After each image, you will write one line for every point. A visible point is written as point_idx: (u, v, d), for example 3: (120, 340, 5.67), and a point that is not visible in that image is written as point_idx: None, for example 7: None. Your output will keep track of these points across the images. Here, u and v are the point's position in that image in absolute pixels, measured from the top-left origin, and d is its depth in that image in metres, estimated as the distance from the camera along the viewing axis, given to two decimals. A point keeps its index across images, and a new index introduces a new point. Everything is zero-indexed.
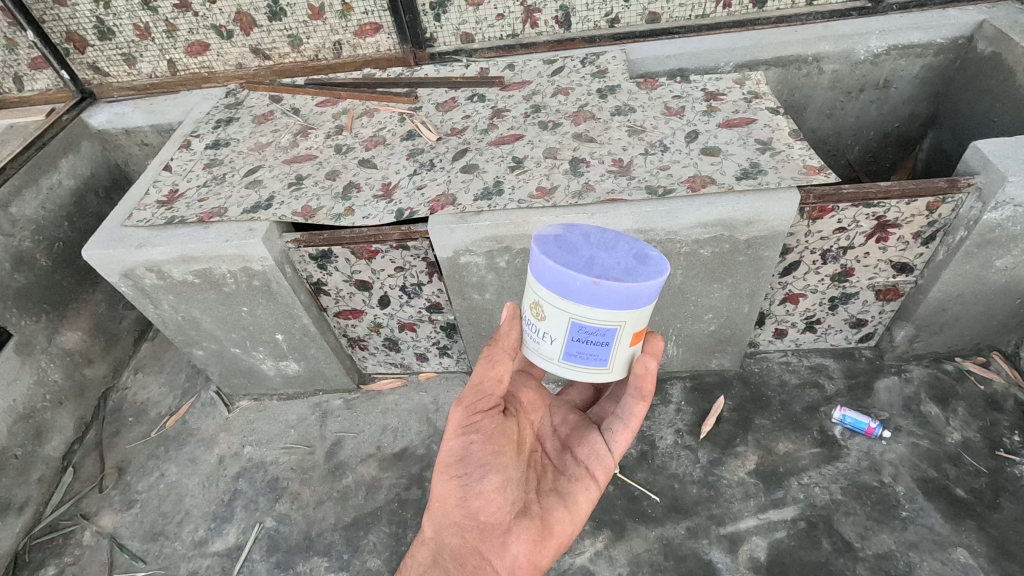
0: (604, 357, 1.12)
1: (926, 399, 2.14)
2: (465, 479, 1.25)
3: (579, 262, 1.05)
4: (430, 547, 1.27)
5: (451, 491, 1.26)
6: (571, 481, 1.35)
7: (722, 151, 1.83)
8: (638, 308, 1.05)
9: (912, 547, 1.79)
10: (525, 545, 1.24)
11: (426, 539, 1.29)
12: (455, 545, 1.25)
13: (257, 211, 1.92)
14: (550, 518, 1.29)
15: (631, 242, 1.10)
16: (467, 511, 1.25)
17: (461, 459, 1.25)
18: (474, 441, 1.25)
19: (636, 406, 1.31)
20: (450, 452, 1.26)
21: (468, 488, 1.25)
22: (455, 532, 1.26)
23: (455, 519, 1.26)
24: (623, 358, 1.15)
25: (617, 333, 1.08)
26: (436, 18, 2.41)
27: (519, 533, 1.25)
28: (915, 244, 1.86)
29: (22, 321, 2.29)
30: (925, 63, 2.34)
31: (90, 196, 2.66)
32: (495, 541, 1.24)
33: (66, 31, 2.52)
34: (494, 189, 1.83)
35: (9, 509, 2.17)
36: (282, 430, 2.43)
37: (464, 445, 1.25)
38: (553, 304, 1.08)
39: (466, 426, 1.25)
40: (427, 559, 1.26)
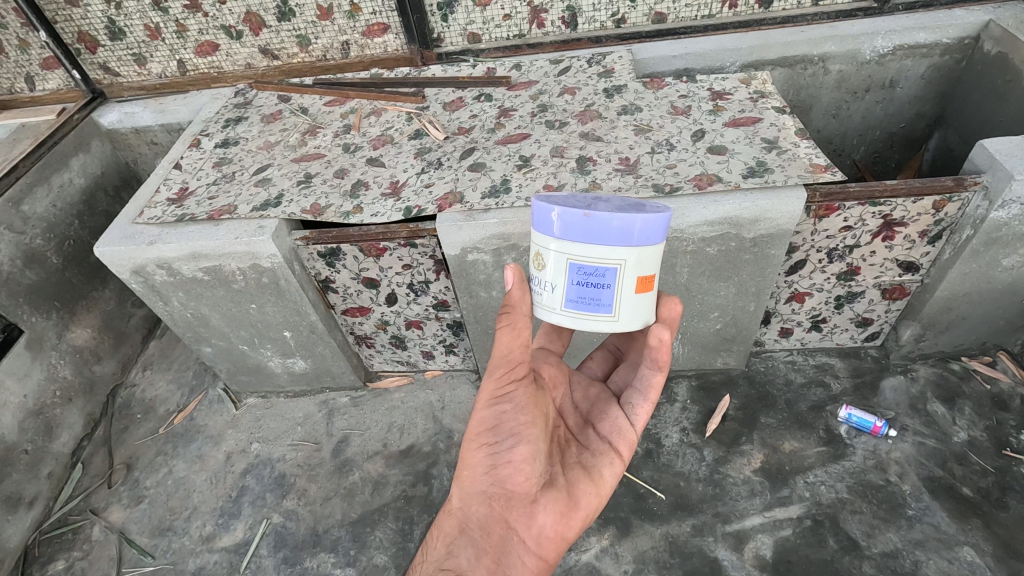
0: (607, 302, 1.14)
1: (932, 399, 2.14)
2: (495, 448, 1.24)
3: (576, 206, 1.13)
4: (457, 517, 1.25)
5: (480, 459, 1.25)
6: (596, 455, 1.34)
7: (729, 150, 1.83)
8: (637, 247, 1.11)
9: (918, 545, 1.79)
10: (552, 516, 1.24)
11: (451, 509, 1.27)
12: (482, 516, 1.23)
13: (267, 209, 1.94)
14: (577, 491, 1.27)
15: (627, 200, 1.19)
16: (496, 480, 1.24)
17: (493, 428, 1.24)
18: (505, 410, 1.24)
19: (657, 376, 1.32)
20: (481, 420, 1.25)
21: (498, 456, 1.24)
22: (481, 502, 1.24)
23: (482, 489, 1.25)
24: (629, 309, 1.16)
25: (618, 274, 1.12)
26: (444, 19, 2.43)
27: (547, 505, 1.24)
28: (921, 244, 1.86)
29: (33, 318, 2.32)
30: (931, 63, 2.34)
31: (100, 195, 2.69)
32: (523, 511, 1.23)
33: (77, 31, 2.55)
34: (501, 188, 1.84)
35: (19, 504, 2.19)
36: (289, 427, 2.44)
37: (495, 414, 1.24)
38: (551, 246, 1.14)
39: (498, 395, 1.24)
40: (453, 530, 1.24)
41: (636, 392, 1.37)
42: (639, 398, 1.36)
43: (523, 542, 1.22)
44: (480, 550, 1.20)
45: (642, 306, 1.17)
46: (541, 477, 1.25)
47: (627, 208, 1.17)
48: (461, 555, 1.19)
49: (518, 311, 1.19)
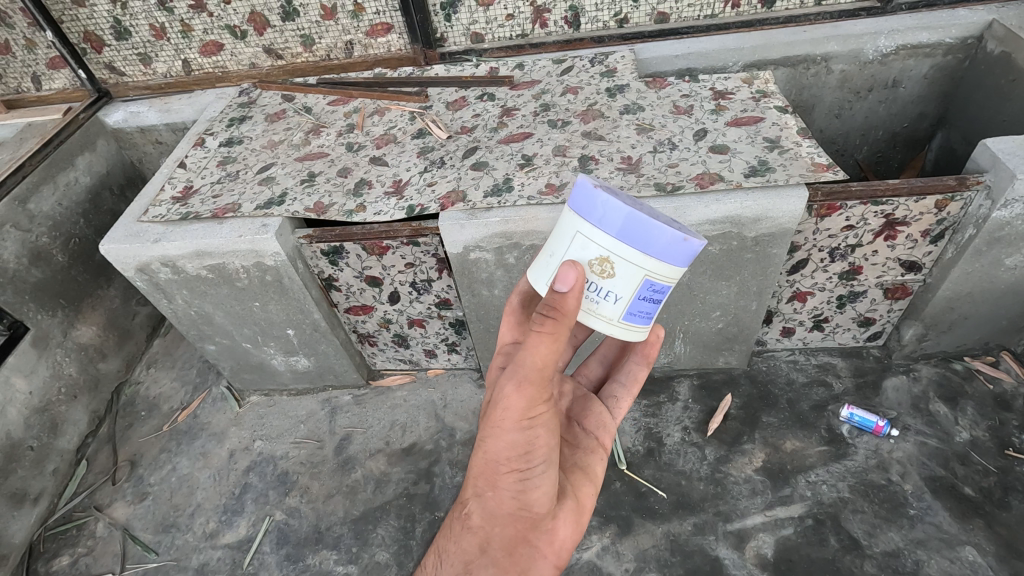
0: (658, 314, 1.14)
1: (934, 398, 2.14)
2: (528, 474, 1.12)
3: (653, 215, 1.03)
4: (477, 536, 1.15)
5: (509, 486, 1.12)
6: (586, 453, 1.34)
7: (731, 149, 1.84)
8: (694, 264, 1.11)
9: (920, 545, 1.79)
10: (569, 527, 1.22)
11: (470, 526, 1.15)
12: (506, 537, 1.15)
13: (271, 207, 1.95)
14: (583, 494, 1.27)
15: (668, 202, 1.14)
16: (524, 505, 1.14)
17: (527, 453, 1.11)
18: (537, 434, 1.11)
19: (640, 373, 1.44)
20: (511, 445, 1.09)
21: (528, 482, 1.13)
22: (506, 525, 1.14)
23: (509, 512, 1.14)
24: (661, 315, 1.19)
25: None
26: (447, 18, 2.44)
27: (565, 517, 1.21)
28: (923, 243, 1.86)
29: (39, 315, 2.34)
30: (934, 63, 2.34)
31: (105, 194, 2.71)
32: (546, 529, 1.18)
33: (83, 31, 2.57)
34: (504, 186, 1.85)
35: (24, 500, 2.21)
36: (292, 425, 2.46)
37: (528, 438, 1.10)
38: (629, 258, 1.03)
39: (530, 418, 1.09)
40: (471, 548, 1.14)
41: (619, 387, 1.44)
42: (621, 392, 1.44)
43: (545, 559, 1.18)
44: (502, 571, 1.13)
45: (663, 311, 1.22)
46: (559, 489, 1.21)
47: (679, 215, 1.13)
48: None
49: (565, 324, 1.04)
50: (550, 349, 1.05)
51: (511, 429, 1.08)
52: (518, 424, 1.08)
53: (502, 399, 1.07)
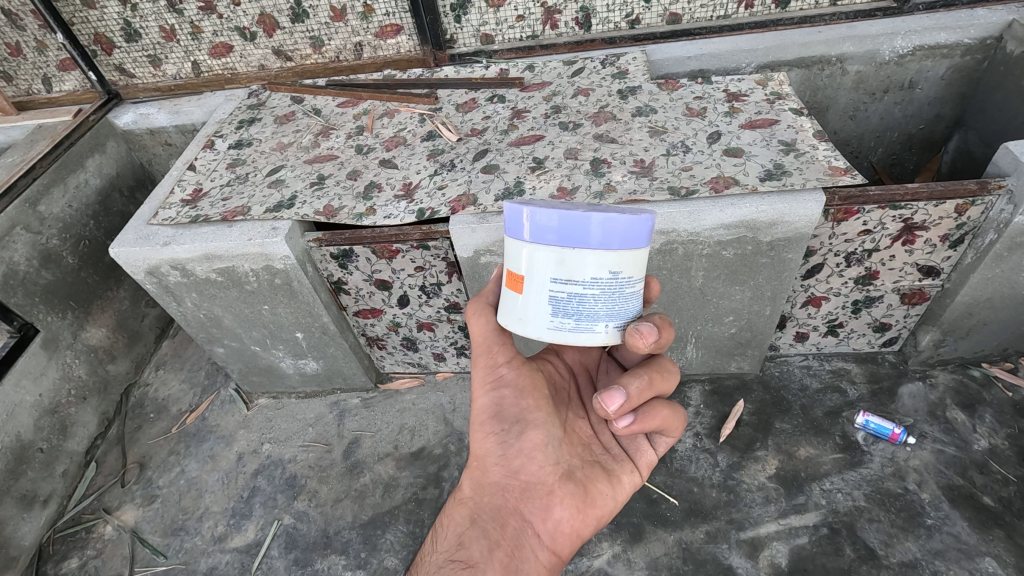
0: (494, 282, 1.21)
1: (951, 405, 2.10)
2: (504, 437, 1.26)
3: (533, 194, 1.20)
4: (468, 507, 1.25)
5: (492, 450, 1.27)
6: (613, 458, 1.31)
7: (745, 152, 1.81)
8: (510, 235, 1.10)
9: (938, 556, 1.76)
10: (569, 511, 1.21)
11: (464, 498, 1.28)
12: (496, 507, 1.23)
13: (280, 210, 1.94)
14: (594, 486, 1.24)
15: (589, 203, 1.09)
16: (508, 470, 1.25)
17: (498, 416, 1.28)
18: (505, 395, 1.28)
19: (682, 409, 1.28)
20: (483, 409, 1.30)
21: (507, 444, 1.26)
22: (495, 494, 1.25)
23: (495, 479, 1.26)
24: (500, 296, 1.17)
25: (500, 255, 1.17)
26: (457, 20, 2.43)
27: (563, 498, 1.22)
28: (942, 248, 1.83)
29: (49, 318, 2.34)
30: (951, 64, 2.30)
31: (115, 195, 2.71)
32: (537, 504, 1.22)
33: (94, 33, 2.57)
34: (515, 189, 1.83)
35: (34, 501, 2.21)
36: (301, 428, 2.45)
37: (496, 401, 1.28)
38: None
39: (494, 380, 1.29)
40: (464, 520, 1.23)
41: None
42: None
43: (537, 538, 1.20)
44: (492, 542, 1.18)
45: (507, 302, 1.14)
46: (556, 469, 1.25)
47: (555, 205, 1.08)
48: (472, 545, 1.17)
49: (482, 299, 1.28)
50: (488, 323, 1.27)
51: (479, 394, 1.30)
52: (485, 389, 1.29)
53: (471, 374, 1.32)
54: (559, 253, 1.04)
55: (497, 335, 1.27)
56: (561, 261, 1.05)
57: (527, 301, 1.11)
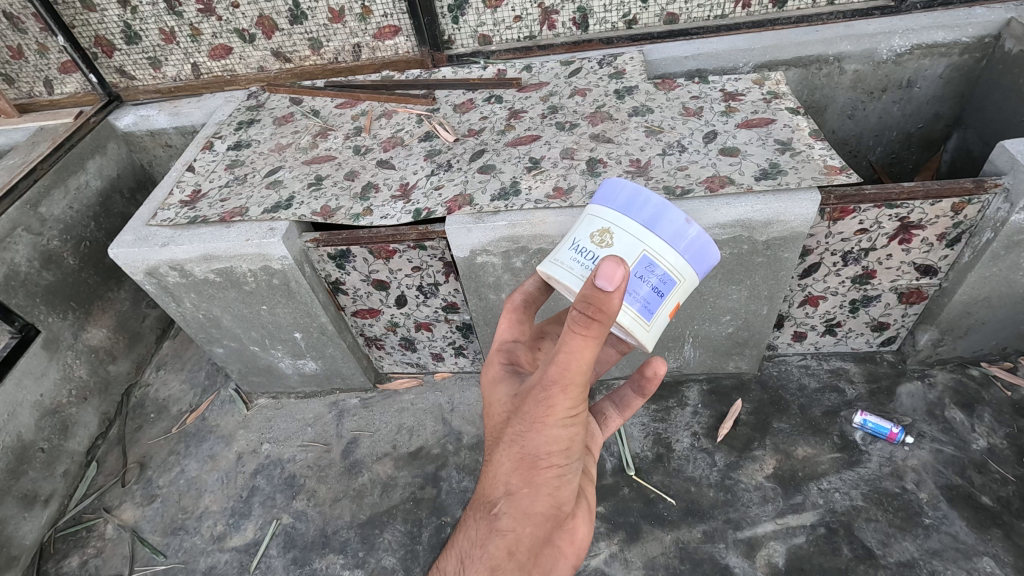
0: (652, 312, 1.07)
1: (950, 405, 2.10)
2: (563, 471, 1.12)
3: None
4: (506, 539, 1.12)
5: (545, 482, 1.12)
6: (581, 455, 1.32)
7: (741, 152, 1.81)
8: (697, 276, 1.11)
9: (936, 555, 1.75)
10: (586, 526, 1.24)
11: (498, 528, 1.13)
12: (535, 538, 1.13)
13: (278, 210, 1.95)
14: (591, 494, 1.28)
15: None
16: (556, 503, 1.13)
17: (566, 450, 1.10)
18: (576, 430, 1.10)
19: (637, 398, 1.38)
20: (553, 442, 1.08)
21: (561, 479, 1.12)
22: (536, 525, 1.13)
23: (540, 511, 1.13)
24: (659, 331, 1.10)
25: (675, 288, 1.08)
26: (455, 20, 2.43)
27: (584, 517, 1.22)
28: (939, 246, 1.82)
29: (50, 318, 2.35)
30: (949, 63, 2.29)
31: (116, 197, 2.72)
32: (566, 529, 1.19)
33: (94, 35, 2.59)
34: (510, 190, 1.84)
35: (35, 501, 2.23)
36: (300, 428, 2.46)
37: (571, 435, 1.09)
38: (642, 236, 1.08)
39: (575, 414, 1.07)
40: (500, 553, 1.12)
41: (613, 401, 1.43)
42: (613, 412, 1.40)
43: (565, 558, 1.19)
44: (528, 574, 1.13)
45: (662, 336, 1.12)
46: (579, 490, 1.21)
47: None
48: None
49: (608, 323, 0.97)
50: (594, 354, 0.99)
51: (556, 427, 1.07)
52: (563, 422, 1.07)
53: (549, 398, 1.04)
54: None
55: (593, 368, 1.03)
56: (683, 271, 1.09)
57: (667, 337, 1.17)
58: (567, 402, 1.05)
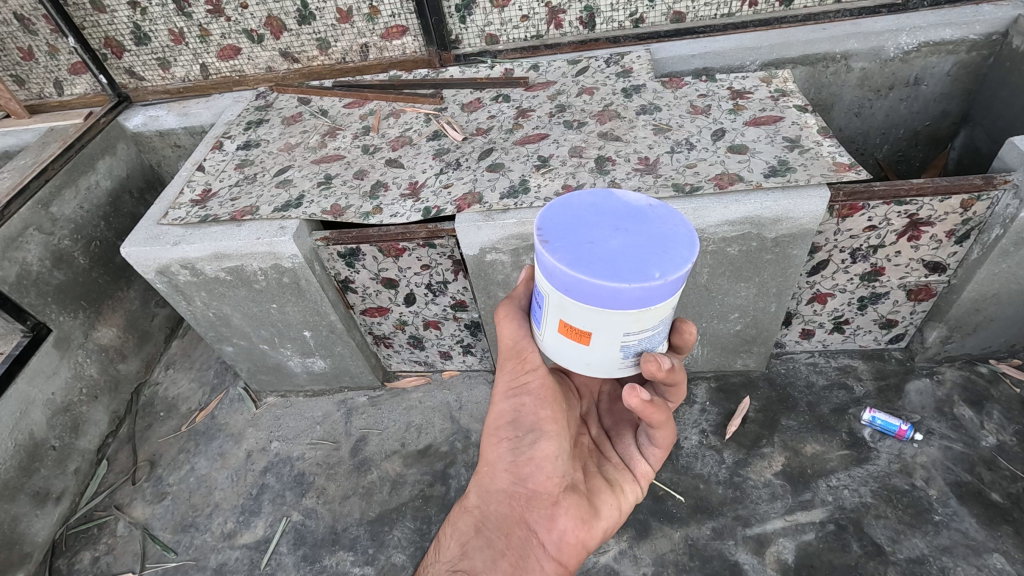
0: (537, 320, 1.12)
1: (959, 402, 2.10)
2: (517, 444, 1.26)
3: (568, 218, 1.03)
4: (475, 516, 1.27)
5: (502, 456, 1.28)
6: (615, 467, 1.36)
7: (749, 149, 1.82)
8: (560, 292, 0.98)
9: (945, 552, 1.76)
10: (573, 523, 1.22)
11: (469, 507, 1.30)
12: (501, 517, 1.25)
13: (288, 209, 1.96)
14: (597, 498, 1.27)
15: (593, 242, 0.97)
16: (517, 478, 1.26)
17: (512, 422, 1.27)
18: (524, 403, 1.27)
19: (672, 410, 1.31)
20: (501, 414, 1.29)
21: (519, 452, 1.26)
22: (502, 502, 1.26)
23: (503, 486, 1.27)
24: (553, 343, 1.09)
25: (545, 303, 1.04)
26: (462, 20, 2.44)
27: (568, 509, 1.23)
28: (948, 243, 1.83)
29: (61, 317, 2.37)
30: (957, 60, 2.29)
31: (125, 197, 2.74)
32: (544, 515, 1.23)
33: (104, 37, 2.61)
34: (520, 188, 1.84)
35: (47, 499, 2.24)
36: (308, 426, 2.47)
37: (515, 408, 1.27)
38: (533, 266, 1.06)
39: (516, 387, 1.27)
40: (469, 529, 1.26)
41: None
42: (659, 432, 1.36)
43: (542, 547, 1.20)
44: (496, 552, 1.20)
45: (562, 349, 1.08)
46: (564, 478, 1.26)
47: (600, 251, 0.96)
48: (476, 556, 1.19)
49: (513, 302, 1.25)
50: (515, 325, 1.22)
51: (500, 398, 1.29)
52: (506, 395, 1.28)
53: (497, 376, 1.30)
54: (634, 312, 0.95)
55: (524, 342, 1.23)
56: (564, 307, 1.00)
57: (591, 355, 1.05)
58: (506, 373, 1.28)
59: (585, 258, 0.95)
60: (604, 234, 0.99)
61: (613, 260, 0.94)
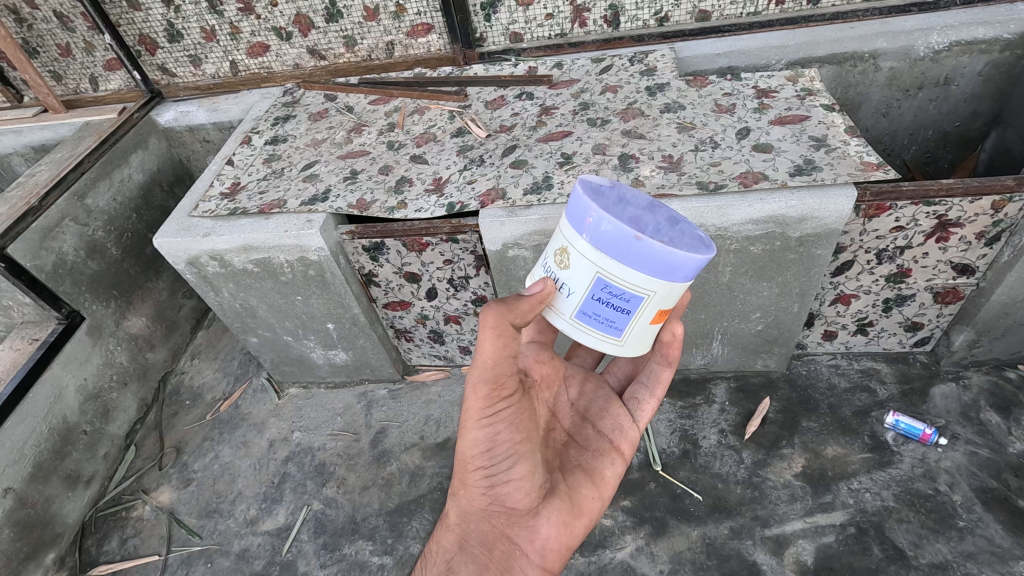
0: (620, 326, 1.15)
1: (986, 407, 2.06)
2: (491, 467, 1.28)
3: (627, 217, 1.07)
4: (455, 534, 1.31)
5: (476, 478, 1.29)
6: (596, 457, 1.43)
7: (774, 148, 1.81)
8: (672, 283, 1.08)
9: (969, 558, 1.73)
10: (556, 528, 1.31)
11: (449, 525, 1.34)
12: (483, 533, 1.29)
13: (315, 203, 2.00)
14: (578, 496, 1.35)
15: (668, 227, 1.09)
16: (494, 498, 1.29)
17: (486, 447, 1.27)
18: (499, 428, 1.27)
19: (665, 372, 1.47)
20: (474, 442, 1.27)
21: (495, 476, 1.28)
22: (482, 520, 1.30)
23: (482, 506, 1.31)
24: (640, 335, 1.17)
25: (641, 303, 1.10)
26: (487, 18, 2.46)
27: (549, 518, 1.30)
28: (978, 245, 1.80)
29: (94, 306, 2.44)
30: (990, 60, 2.25)
31: (156, 190, 2.81)
32: (526, 527, 1.29)
33: (139, 34, 2.68)
34: (543, 184, 1.86)
35: (79, 481, 2.32)
36: (330, 417, 2.51)
37: (488, 433, 1.27)
38: (621, 276, 1.07)
39: (488, 412, 1.26)
40: (452, 547, 1.30)
41: (642, 389, 1.50)
42: (644, 394, 1.49)
43: (526, 556, 1.28)
44: (482, 567, 1.25)
45: (646, 336, 1.19)
46: (542, 488, 1.32)
47: (678, 232, 1.09)
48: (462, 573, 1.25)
49: (506, 318, 1.18)
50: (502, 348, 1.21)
51: (472, 427, 1.26)
52: (479, 421, 1.26)
53: (466, 398, 1.27)
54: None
55: (502, 361, 1.24)
56: (669, 294, 1.11)
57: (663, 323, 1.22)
58: (477, 398, 1.26)
59: (685, 241, 1.08)
60: (657, 215, 1.12)
61: (689, 232, 1.11)
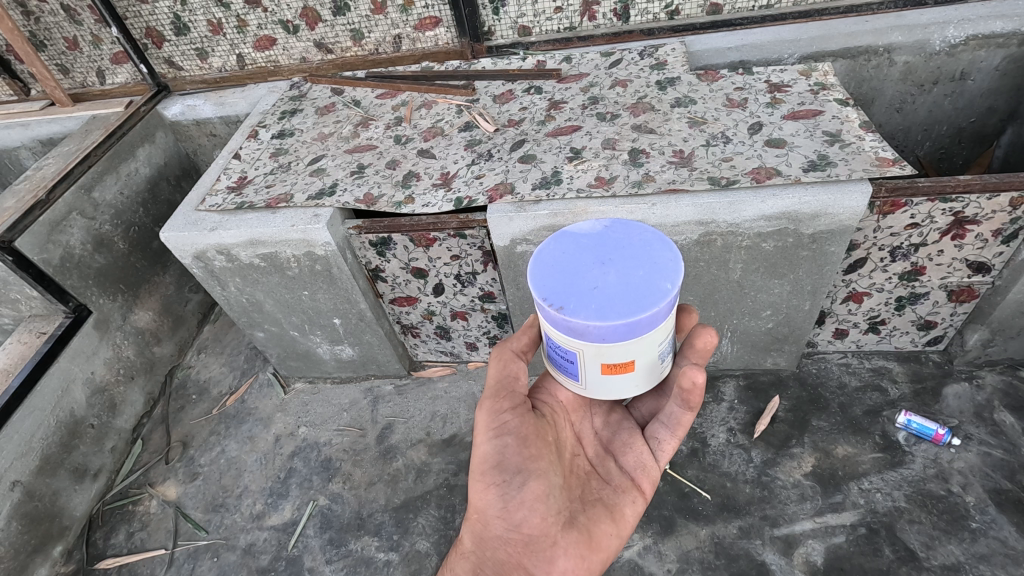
0: (575, 373, 1.21)
1: (1000, 408, 2.03)
2: (503, 488, 1.30)
3: (561, 279, 1.13)
4: (470, 562, 1.32)
5: (489, 501, 1.32)
6: (618, 491, 1.41)
7: (788, 143, 1.78)
8: (598, 344, 1.10)
9: (983, 560, 1.71)
10: (572, 560, 1.29)
11: (465, 552, 1.34)
12: (500, 562, 1.30)
13: (322, 197, 1.98)
14: (596, 530, 1.34)
15: (601, 288, 1.10)
16: (509, 524, 1.31)
17: (496, 466, 1.31)
18: (506, 444, 1.31)
19: (686, 415, 1.37)
20: (484, 457, 1.32)
21: (507, 497, 1.30)
22: (498, 547, 1.31)
23: (497, 533, 1.32)
24: (598, 385, 1.21)
25: (578, 359, 1.16)
26: (495, 12, 2.44)
27: (565, 549, 1.30)
28: (995, 243, 1.76)
29: (101, 299, 2.44)
30: (1007, 54, 2.21)
31: (162, 184, 2.81)
32: (542, 556, 1.29)
33: (145, 27, 2.67)
34: (552, 179, 1.84)
35: (86, 474, 2.32)
36: (336, 413, 2.51)
37: (497, 450, 1.31)
38: (553, 332, 1.15)
39: (497, 429, 1.31)
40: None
41: (664, 427, 1.43)
42: (665, 433, 1.43)
43: None
44: None
45: (611, 385, 1.21)
46: (559, 516, 1.33)
47: (610, 294, 1.09)
48: None
49: (504, 346, 1.37)
50: (503, 368, 1.35)
51: (481, 441, 1.32)
52: (488, 437, 1.32)
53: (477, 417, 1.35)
54: (665, 322, 1.12)
55: (508, 381, 1.35)
56: (606, 353, 1.12)
57: (634, 376, 1.19)
58: (485, 415, 1.33)
59: (608, 304, 1.07)
60: (600, 274, 1.12)
61: (627, 292, 1.09)
